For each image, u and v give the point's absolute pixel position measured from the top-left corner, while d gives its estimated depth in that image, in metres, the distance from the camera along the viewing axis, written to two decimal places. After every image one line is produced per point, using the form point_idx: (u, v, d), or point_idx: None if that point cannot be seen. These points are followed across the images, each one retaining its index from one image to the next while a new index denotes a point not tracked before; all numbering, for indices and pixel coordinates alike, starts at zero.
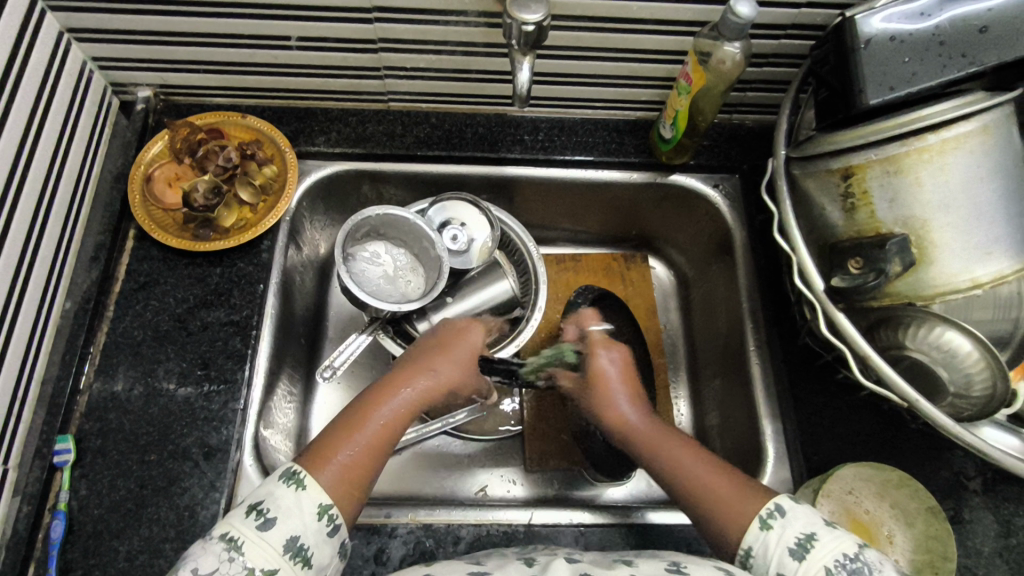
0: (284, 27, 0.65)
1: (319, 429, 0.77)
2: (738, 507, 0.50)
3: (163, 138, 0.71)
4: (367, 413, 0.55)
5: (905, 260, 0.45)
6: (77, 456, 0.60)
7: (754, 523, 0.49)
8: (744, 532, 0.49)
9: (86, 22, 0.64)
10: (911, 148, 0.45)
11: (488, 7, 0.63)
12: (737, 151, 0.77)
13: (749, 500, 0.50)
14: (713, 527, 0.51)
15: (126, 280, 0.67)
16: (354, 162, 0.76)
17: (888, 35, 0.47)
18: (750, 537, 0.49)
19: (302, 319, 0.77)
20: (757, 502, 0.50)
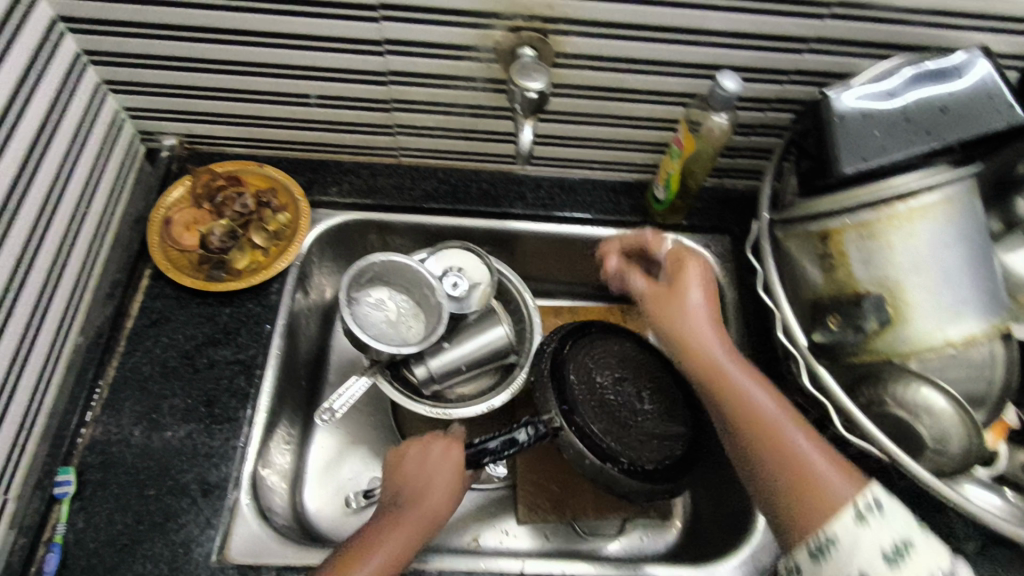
0: (305, 87, 0.70)
1: (315, 471, 0.77)
2: (837, 488, 0.52)
3: (184, 184, 0.75)
4: (372, 544, 0.57)
5: (881, 317, 0.49)
6: (77, 488, 0.61)
7: (849, 516, 0.50)
8: (833, 522, 0.50)
9: (122, 76, 0.69)
10: (884, 214, 0.49)
11: (496, 74, 0.68)
12: (730, 216, 0.81)
13: (845, 484, 0.52)
14: (795, 501, 0.52)
15: (139, 317, 0.70)
16: (363, 213, 0.80)
17: (859, 111, 0.51)
18: (839, 528, 0.50)
19: (305, 362, 0.80)
20: (855, 491, 0.51)
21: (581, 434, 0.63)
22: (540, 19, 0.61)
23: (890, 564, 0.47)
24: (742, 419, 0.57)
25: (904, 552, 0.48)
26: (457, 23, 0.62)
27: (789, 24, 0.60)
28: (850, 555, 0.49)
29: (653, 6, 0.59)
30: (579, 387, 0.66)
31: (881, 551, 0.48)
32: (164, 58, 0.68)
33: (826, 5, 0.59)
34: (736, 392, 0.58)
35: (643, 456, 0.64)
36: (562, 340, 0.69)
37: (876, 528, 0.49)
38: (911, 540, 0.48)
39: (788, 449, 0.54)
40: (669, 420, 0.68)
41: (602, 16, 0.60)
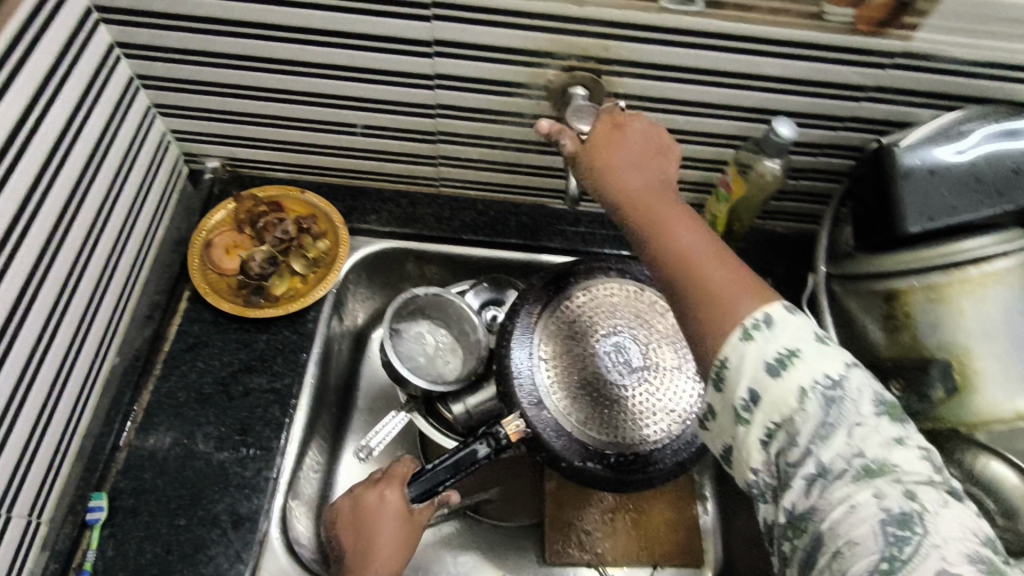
0: (352, 117, 0.70)
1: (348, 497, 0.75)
2: (736, 302, 0.44)
3: (226, 208, 0.75)
4: None
5: (947, 385, 0.48)
6: (109, 515, 0.61)
7: (735, 334, 0.43)
8: (729, 334, 0.44)
9: (172, 100, 0.70)
10: (954, 278, 0.49)
11: (544, 111, 0.67)
12: (772, 255, 0.78)
13: (747, 296, 0.45)
14: (700, 323, 0.46)
15: (176, 340, 0.70)
16: (401, 242, 0.79)
17: (926, 168, 0.49)
18: (729, 347, 0.44)
19: (335, 389, 0.78)
20: (754, 306, 0.44)
21: (563, 438, 0.63)
22: (594, 60, 0.60)
23: (771, 374, 0.41)
24: (666, 257, 0.49)
25: (788, 361, 0.41)
26: (510, 61, 0.61)
27: (850, 72, 0.59)
28: (739, 372, 0.43)
29: (711, 51, 0.58)
30: (547, 359, 0.66)
31: (764, 364, 0.42)
32: (214, 84, 0.68)
33: (889, 55, 0.57)
34: (661, 230, 0.50)
35: (638, 438, 0.65)
36: (529, 329, 0.67)
37: (761, 344, 0.42)
38: (798, 349, 0.41)
39: (675, 238, 0.49)
40: (663, 378, 0.67)
41: (656, 59, 0.59)
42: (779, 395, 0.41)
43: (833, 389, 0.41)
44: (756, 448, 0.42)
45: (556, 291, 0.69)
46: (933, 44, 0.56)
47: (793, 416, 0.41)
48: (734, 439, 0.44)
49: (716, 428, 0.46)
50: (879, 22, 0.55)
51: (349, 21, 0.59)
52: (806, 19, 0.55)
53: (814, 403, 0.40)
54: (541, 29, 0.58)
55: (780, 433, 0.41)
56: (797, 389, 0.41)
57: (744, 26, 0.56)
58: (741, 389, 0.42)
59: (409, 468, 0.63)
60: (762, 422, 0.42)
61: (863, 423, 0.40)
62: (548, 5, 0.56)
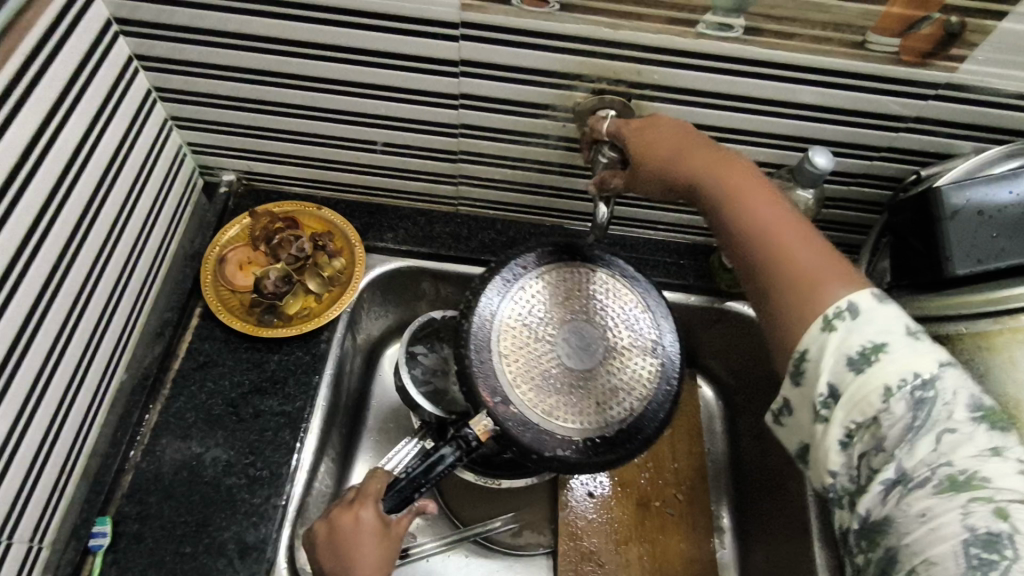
0: (374, 134, 0.69)
1: None
2: (822, 286, 0.46)
3: (241, 223, 0.74)
4: None
5: None
6: (112, 541, 0.59)
7: (815, 325, 0.45)
8: (809, 324, 0.46)
9: (190, 113, 0.68)
10: (1004, 326, 0.48)
11: (570, 133, 0.65)
12: None
13: (838, 279, 0.46)
14: (779, 303, 0.48)
15: (186, 359, 0.68)
16: (418, 261, 0.77)
17: (976, 208, 0.49)
18: (809, 338, 0.45)
19: (346, 406, 0.76)
20: (841, 293, 0.45)
21: (529, 428, 0.57)
22: (625, 83, 0.59)
23: (853, 371, 0.43)
24: (755, 234, 0.50)
25: (872, 356, 0.43)
26: (538, 83, 0.60)
27: (890, 102, 0.57)
28: (819, 364, 0.45)
29: (747, 77, 0.56)
30: (505, 360, 0.59)
31: (846, 358, 0.44)
32: (234, 98, 0.66)
33: (932, 87, 0.55)
34: (739, 211, 0.51)
35: (607, 418, 0.59)
36: (481, 316, 0.60)
37: (844, 335, 0.44)
38: (883, 342, 0.43)
39: (755, 214, 0.50)
40: (623, 354, 0.61)
41: (690, 84, 0.58)
42: (859, 390, 0.43)
43: (922, 390, 0.42)
44: (834, 447, 0.45)
45: (507, 275, 0.62)
46: (979, 76, 0.54)
47: (875, 416, 0.42)
48: (812, 436, 0.47)
49: (794, 423, 0.49)
50: (924, 53, 0.53)
51: (376, 39, 0.58)
52: (848, 47, 0.53)
53: (900, 404, 0.42)
54: (572, 52, 0.56)
55: (861, 432, 0.43)
56: (881, 387, 0.42)
57: (783, 53, 0.54)
58: (821, 385, 0.45)
59: (382, 482, 0.58)
60: (842, 422, 0.44)
61: (955, 431, 0.41)
62: (581, 27, 0.54)
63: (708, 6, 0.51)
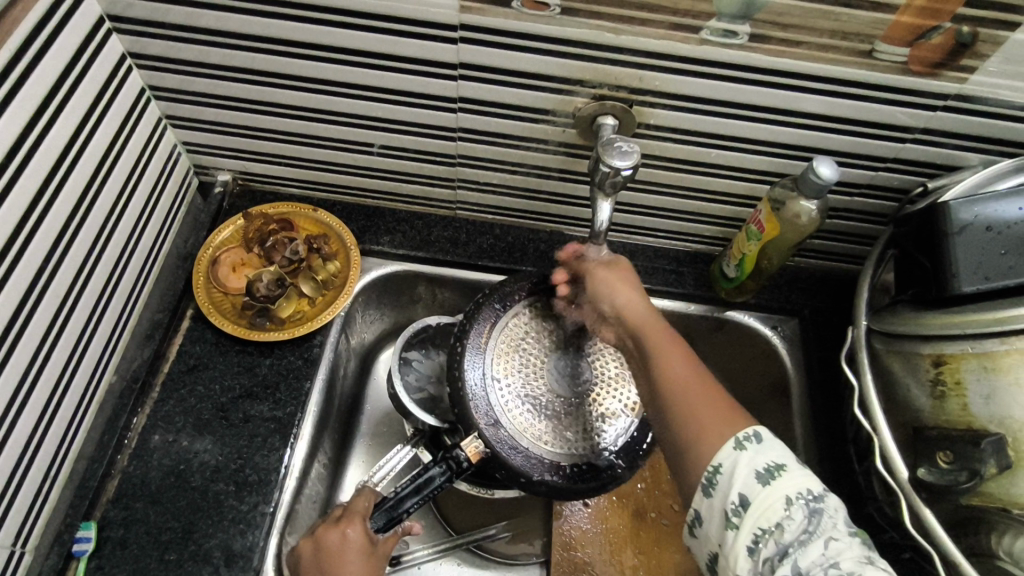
0: (370, 136, 0.67)
1: None
2: (715, 429, 0.47)
3: (234, 224, 0.72)
4: None
5: (1001, 462, 0.45)
6: (96, 546, 0.59)
7: (726, 444, 0.45)
8: (714, 452, 0.46)
9: (185, 112, 0.67)
10: (1011, 348, 0.46)
11: (570, 139, 0.64)
12: (798, 295, 0.74)
13: (722, 424, 0.47)
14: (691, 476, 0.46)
15: (176, 362, 0.67)
16: (413, 265, 0.76)
17: (983, 223, 0.48)
18: (721, 456, 0.45)
19: (338, 408, 0.74)
20: (736, 424, 0.47)
21: (520, 452, 0.58)
22: (626, 90, 0.57)
23: (761, 482, 0.43)
24: (665, 392, 0.51)
25: (777, 472, 0.43)
26: (538, 87, 0.58)
27: (897, 113, 0.56)
28: (732, 478, 0.44)
29: (752, 85, 0.55)
30: (498, 386, 0.60)
31: (753, 471, 0.44)
32: (229, 98, 0.65)
33: (941, 97, 0.54)
34: (659, 354, 0.53)
35: (593, 444, 0.60)
36: (477, 340, 0.61)
37: (752, 454, 0.44)
38: (785, 462, 0.44)
39: (671, 369, 0.51)
40: (610, 383, 0.63)
41: (693, 90, 0.56)
42: (766, 501, 0.42)
43: (816, 501, 0.42)
44: (743, 556, 0.42)
45: (503, 301, 0.63)
46: (990, 87, 0.53)
47: (779, 522, 0.42)
48: (720, 546, 0.44)
49: (702, 537, 0.46)
50: (935, 63, 0.51)
51: (373, 41, 0.57)
52: (856, 56, 0.52)
53: (799, 512, 0.42)
54: (573, 56, 0.55)
55: (767, 539, 0.42)
56: (783, 498, 0.42)
57: (789, 61, 0.53)
58: (732, 493, 0.44)
59: (369, 497, 0.58)
60: (750, 528, 0.42)
61: (840, 539, 0.41)
62: (583, 32, 0.53)
63: (713, 12, 0.50)
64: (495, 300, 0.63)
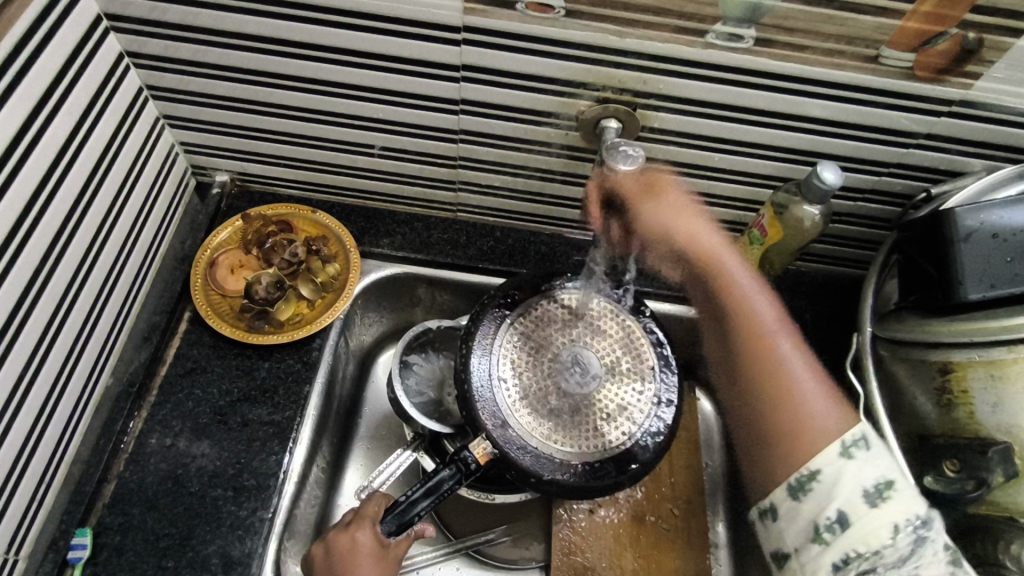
0: (370, 138, 0.67)
1: None
2: (811, 427, 0.48)
3: (231, 226, 0.72)
4: None
5: (1007, 471, 0.45)
6: (92, 553, 0.58)
7: (832, 447, 0.47)
8: (814, 457, 0.47)
9: (182, 112, 0.66)
10: (1018, 356, 0.46)
11: (573, 142, 0.63)
12: (800, 299, 0.74)
13: (824, 412, 0.49)
14: (779, 458, 0.49)
15: (174, 364, 0.67)
16: (412, 267, 0.76)
17: (989, 231, 0.48)
18: (823, 458, 0.47)
19: (337, 411, 0.73)
20: (843, 424, 0.48)
21: (527, 451, 0.57)
22: (630, 93, 0.57)
23: (869, 503, 0.44)
24: (755, 351, 0.53)
25: (885, 493, 0.44)
26: (541, 90, 0.58)
27: (902, 118, 0.56)
28: (831, 489, 0.45)
29: (756, 89, 0.55)
30: (501, 386, 0.60)
31: (861, 489, 0.44)
32: (228, 98, 0.65)
33: (946, 103, 0.54)
34: (749, 309, 0.55)
35: (603, 443, 0.59)
36: (482, 341, 0.61)
37: (858, 466, 0.45)
38: (895, 481, 0.44)
39: (759, 334, 0.54)
40: (621, 380, 0.62)
41: (697, 94, 0.56)
42: (868, 523, 0.43)
43: (921, 527, 0.43)
44: (826, 569, 0.44)
45: (509, 300, 0.63)
46: (995, 93, 0.53)
47: (879, 547, 0.43)
48: (795, 550, 0.46)
49: (774, 531, 0.48)
50: (941, 68, 0.51)
51: (375, 42, 0.56)
52: (862, 61, 0.51)
53: (904, 539, 0.43)
54: (576, 59, 0.55)
55: (857, 560, 0.43)
56: (890, 523, 0.43)
57: (794, 65, 0.52)
58: (829, 508, 0.45)
59: (379, 500, 0.58)
60: (843, 547, 0.44)
61: (934, 564, 0.43)
62: (587, 34, 0.52)
63: (719, 16, 0.50)
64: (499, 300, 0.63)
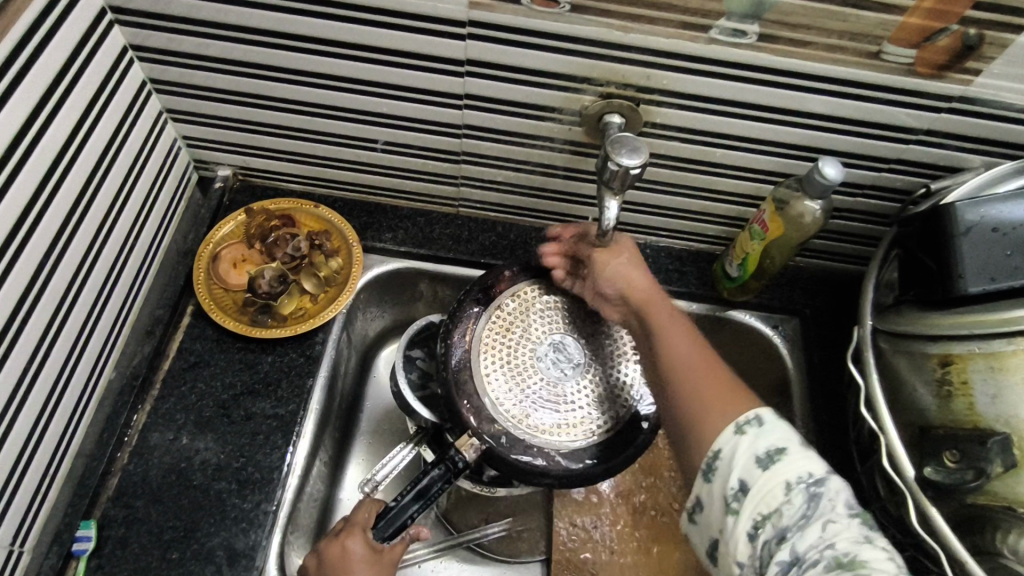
0: (374, 132, 0.67)
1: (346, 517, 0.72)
2: (722, 415, 0.49)
3: (235, 220, 0.72)
4: None
5: (1007, 461, 0.46)
6: (97, 545, 0.58)
7: (727, 429, 0.48)
8: (714, 439, 0.48)
9: (186, 106, 0.67)
10: (1017, 348, 0.47)
11: (576, 137, 0.64)
12: (800, 295, 0.75)
13: (729, 406, 0.50)
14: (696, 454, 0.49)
15: (177, 358, 0.67)
16: (415, 262, 0.76)
17: (989, 225, 0.49)
18: (721, 441, 0.48)
19: (339, 405, 0.73)
20: (739, 408, 0.49)
21: (518, 444, 0.55)
22: (633, 88, 0.57)
23: (760, 467, 0.46)
24: (674, 379, 0.53)
25: (776, 456, 0.46)
26: (546, 85, 0.58)
27: (903, 114, 0.56)
28: (731, 463, 0.47)
29: (759, 85, 0.55)
30: (486, 380, 0.58)
31: (754, 457, 0.46)
32: (232, 92, 0.65)
33: (946, 99, 0.54)
34: (672, 343, 0.54)
35: (594, 429, 0.57)
36: (461, 337, 0.59)
37: (752, 439, 0.47)
38: (786, 446, 0.46)
39: (675, 348, 0.54)
40: (606, 363, 0.60)
41: (699, 89, 0.56)
42: (765, 486, 0.45)
43: (816, 486, 0.44)
44: (742, 540, 0.45)
45: (482, 293, 0.62)
46: (994, 90, 0.53)
47: (778, 507, 0.44)
48: (721, 532, 0.47)
49: (702, 522, 0.49)
50: (941, 65, 0.52)
51: (380, 36, 0.56)
52: (864, 57, 0.52)
53: (799, 496, 0.44)
54: (580, 55, 0.55)
55: (765, 525, 0.44)
56: (783, 483, 0.45)
57: (797, 61, 0.53)
58: (732, 479, 0.46)
59: (369, 506, 0.57)
60: (750, 515, 0.45)
61: (838, 521, 0.43)
62: (591, 29, 0.53)
63: (723, 11, 0.50)
64: (475, 295, 0.61)
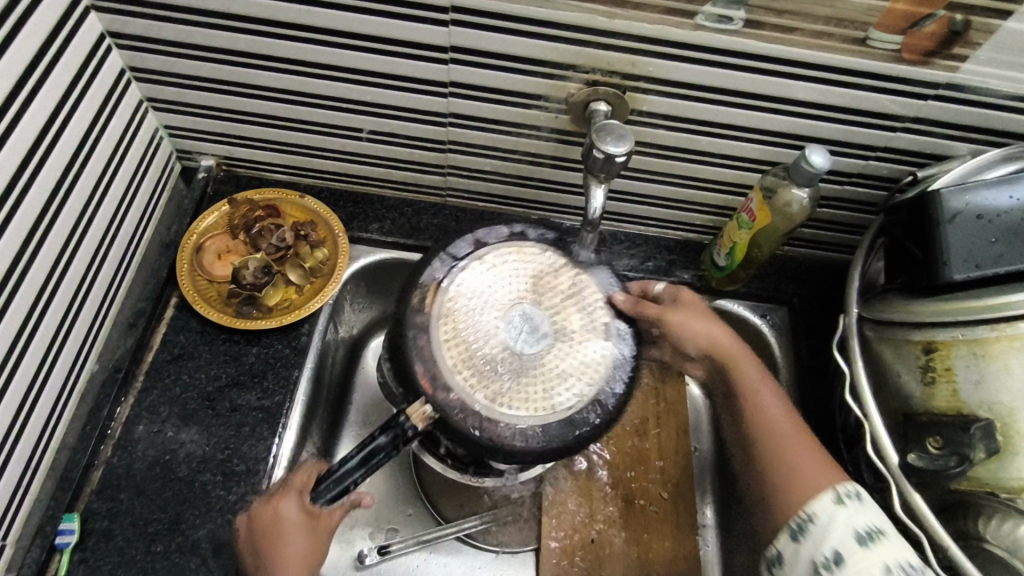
0: (359, 121, 0.66)
1: None
2: (812, 481, 0.52)
3: (219, 210, 0.71)
4: None
5: (989, 446, 0.47)
6: (80, 538, 0.57)
7: (828, 496, 0.51)
8: (810, 503, 0.51)
9: (167, 95, 0.66)
10: (1001, 334, 0.47)
11: (562, 125, 0.63)
12: (788, 283, 0.74)
13: (820, 472, 0.53)
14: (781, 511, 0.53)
15: (161, 350, 0.66)
16: (403, 252, 0.75)
17: (973, 212, 0.49)
18: (818, 506, 0.51)
19: (326, 397, 0.73)
20: (836, 480, 0.52)
21: (473, 417, 0.51)
22: (619, 75, 0.57)
23: (860, 543, 0.47)
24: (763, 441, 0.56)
25: (876, 535, 0.48)
26: (530, 72, 0.58)
27: (889, 101, 0.56)
28: (827, 530, 0.49)
29: (745, 72, 0.55)
30: (444, 347, 0.53)
31: (853, 532, 0.48)
32: (213, 80, 0.64)
33: (932, 86, 0.54)
34: (760, 406, 0.58)
35: (553, 408, 0.51)
36: (422, 301, 0.55)
37: (851, 512, 0.49)
38: (886, 528, 0.48)
39: (761, 408, 0.57)
40: (574, 338, 0.54)
41: (686, 76, 0.56)
42: (862, 563, 0.47)
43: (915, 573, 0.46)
44: None
45: (450, 254, 0.57)
46: (981, 76, 0.53)
47: None
48: None
49: None
50: (928, 51, 0.51)
51: (362, 22, 0.55)
52: (851, 43, 0.52)
53: None
54: (566, 41, 0.54)
55: None
56: (882, 565, 0.46)
57: (782, 47, 0.52)
58: (825, 547, 0.49)
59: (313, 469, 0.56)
60: None
61: None
62: (576, 15, 0.52)
63: None
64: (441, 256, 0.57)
